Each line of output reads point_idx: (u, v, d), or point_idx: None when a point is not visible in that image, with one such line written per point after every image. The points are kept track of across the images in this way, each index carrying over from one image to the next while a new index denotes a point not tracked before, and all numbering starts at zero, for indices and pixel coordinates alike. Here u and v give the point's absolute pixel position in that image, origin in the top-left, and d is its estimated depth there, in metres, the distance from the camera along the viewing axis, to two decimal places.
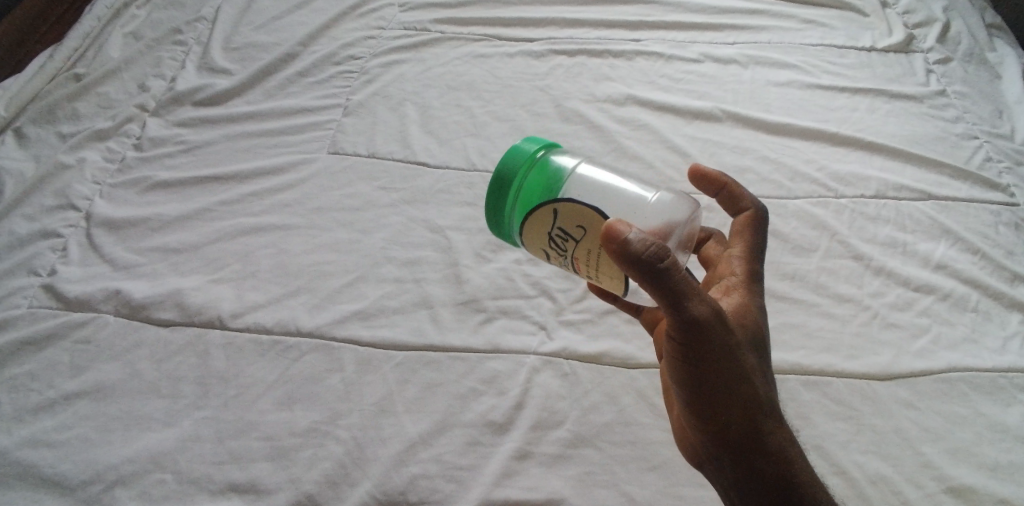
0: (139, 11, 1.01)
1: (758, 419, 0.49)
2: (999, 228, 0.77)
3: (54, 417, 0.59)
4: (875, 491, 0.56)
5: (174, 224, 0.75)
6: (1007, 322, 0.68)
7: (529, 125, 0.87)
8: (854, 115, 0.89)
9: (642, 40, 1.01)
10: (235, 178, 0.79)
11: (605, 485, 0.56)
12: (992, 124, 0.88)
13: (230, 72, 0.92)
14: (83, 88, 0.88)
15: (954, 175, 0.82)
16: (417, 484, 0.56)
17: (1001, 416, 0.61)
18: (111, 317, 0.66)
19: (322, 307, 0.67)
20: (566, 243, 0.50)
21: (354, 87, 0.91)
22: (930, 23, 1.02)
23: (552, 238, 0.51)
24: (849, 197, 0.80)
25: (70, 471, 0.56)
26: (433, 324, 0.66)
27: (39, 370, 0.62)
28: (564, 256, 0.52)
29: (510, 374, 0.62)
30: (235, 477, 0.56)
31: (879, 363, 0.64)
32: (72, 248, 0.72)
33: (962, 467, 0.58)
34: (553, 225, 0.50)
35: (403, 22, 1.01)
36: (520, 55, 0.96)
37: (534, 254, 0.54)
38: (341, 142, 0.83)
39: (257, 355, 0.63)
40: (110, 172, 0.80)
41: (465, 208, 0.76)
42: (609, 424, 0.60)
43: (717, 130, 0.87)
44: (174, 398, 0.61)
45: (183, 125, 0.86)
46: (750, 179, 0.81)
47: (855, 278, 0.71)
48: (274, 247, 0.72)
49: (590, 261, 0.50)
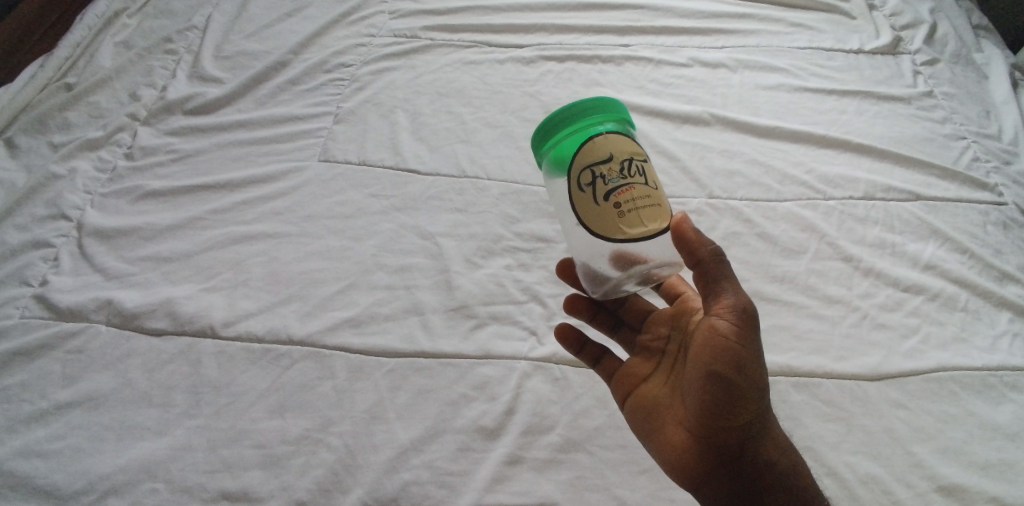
0: (131, 20, 1.02)
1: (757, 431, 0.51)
2: (988, 228, 0.77)
3: (48, 427, 0.59)
4: (865, 491, 0.57)
5: (166, 232, 0.75)
6: (996, 322, 0.68)
7: (520, 131, 0.87)
8: (842, 117, 0.90)
9: (631, 45, 1.01)
10: (226, 187, 0.80)
11: (596, 489, 0.57)
12: (980, 124, 0.89)
13: (221, 81, 0.92)
14: (75, 97, 0.88)
15: (942, 175, 0.83)
16: (409, 490, 0.56)
17: (990, 415, 0.62)
18: (103, 326, 0.66)
19: (314, 315, 0.67)
20: (621, 209, 0.50)
21: (346, 95, 0.91)
22: (917, 25, 1.03)
23: (613, 205, 0.50)
24: (838, 198, 0.80)
25: (64, 480, 0.56)
26: (424, 331, 0.66)
27: (32, 380, 0.62)
28: (615, 224, 0.50)
29: (501, 379, 0.62)
30: (229, 485, 0.56)
31: (870, 363, 0.65)
32: (64, 258, 0.72)
33: (952, 466, 0.58)
34: (610, 180, 0.50)
35: (394, 30, 1.01)
36: (510, 61, 0.97)
37: (597, 219, 0.50)
38: (333, 150, 0.84)
39: (249, 364, 0.63)
40: (101, 182, 0.80)
41: (456, 214, 0.77)
42: (599, 428, 0.60)
43: (707, 134, 0.88)
44: (167, 407, 0.61)
45: (175, 134, 0.86)
46: (739, 183, 0.82)
47: (845, 279, 0.72)
48: (266, 255, 0.72)
49: (631, 218, 0.50)
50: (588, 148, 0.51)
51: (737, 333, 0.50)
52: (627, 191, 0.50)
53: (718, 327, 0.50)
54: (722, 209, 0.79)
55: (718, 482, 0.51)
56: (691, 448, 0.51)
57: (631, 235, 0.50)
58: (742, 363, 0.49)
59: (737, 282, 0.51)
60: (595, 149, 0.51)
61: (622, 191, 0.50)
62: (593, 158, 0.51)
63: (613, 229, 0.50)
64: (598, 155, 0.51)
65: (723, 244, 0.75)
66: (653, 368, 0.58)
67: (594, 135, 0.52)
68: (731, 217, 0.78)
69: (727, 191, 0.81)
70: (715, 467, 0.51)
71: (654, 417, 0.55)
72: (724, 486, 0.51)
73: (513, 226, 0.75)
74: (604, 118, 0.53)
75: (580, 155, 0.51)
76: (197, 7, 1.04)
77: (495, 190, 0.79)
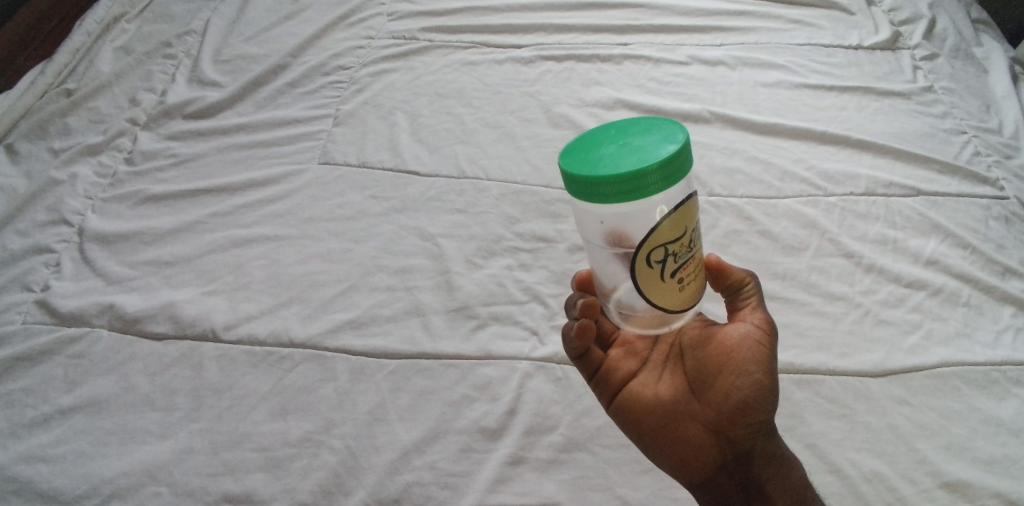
0: (130, 25, 1.02)
1: (768, 433, 0.53)
2: (990, 222, 0.77)
3: (50, 432, 0.60)
4: (870, 489, 0.57)
5: (168, 236, 0.75)
6: (998, 316, 0.68)
7: (519, 131, 0.87)
8: (843, 114, 0.90)
9: (630, 43, 1.01)
10: (227, 190, 0.80)
11: (600, 489, 0.56)
12: (980, 119, 0.89)
13: (221, 84, 0.93)
14: (75, 103, 0.88)
15: (943, 171, 0.82)
16: (411, 491, 0.56)
17: (996, 410, 0.61)
18: (106, 331, 0.66)
19: (315, 317, 0.67)
20: (680, 284, 0.50)
21: (345, 97, 0.91)
22: (917, 20, 1.03)
23: (676, 282, 0.49)
24: (839, 195, 0.80)
25: (65, 485, 0.56)
26: (425, 332, 0.66)
27: (35, 385, 0.62)
28: (674, 297, 0.50)
29: (502, 379, 0.62)
30: (230, 488, 0.56)
31: (872, 360, 0.64)
32: (65, 263, 0.72)
33: (957, 462, 0.58)
34: (677, 258, 0.48)
35: (392, 32, 1.01)
36: (508, 61, 0.97)
37: (658, 296, 0.50)
38: (333, 152, 0.84)
39: (251, 367, 0.63)
40: (102, 187, 0.80)
41: (456, 215, 0.77)
42: (602, 428, 0.59)
43: (707, 132, 0.88)
44: (170, 411, 0.61)
45: (176, 138, 0.86)
46: (740, 180, 0.82)
47: (846, 276, 0.72)
48: (267, 258, 0.72)
49: (688, 288, 0.51)
50: (665, 228, 0.46)
51: (772, 343, 0.54)
52: (687, 264, 0.49)
53: (756, 334, 0.54)
54: (722, 207, 0.79)
55: (727, 478, 0.52)
56: (709, 444, 0.53)
57: (687, 305, 0.52)
58: (770, 367, 0.52)
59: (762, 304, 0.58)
60: (671, 229, 0.46)
61: (686, 267, 0.49)
62: (668, 239, 0.46)
63: (672, 302, 0.51)
64: (675, 234, 0.46)
65: (724, 241, 0.75)
66: (640, 364, 0.57)
67: (670, 208, 0.45)
68: (731, 215, 0.78)
69: (727, 188, 0.81)
70: (727, 463, 0.52)
71: (662, 413, 0.54)
72: (732, 482, 0.53)
73: (514, 226, 0.75)
74: (660, 170, 0.42)
75: (655, 236, 0.46)
76: (196, 12, 1.04)
77: (495, 190, 0.79)
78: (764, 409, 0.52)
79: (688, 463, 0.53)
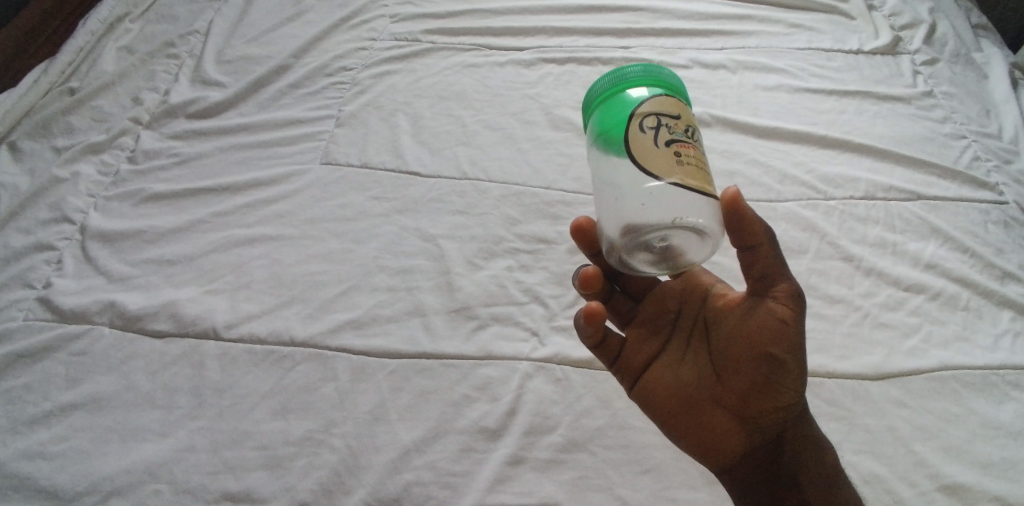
0: (133, 25, 1.02)
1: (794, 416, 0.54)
2: (989, 227, 0.77)
3: (50, 428, 0.60)
4: (869, 491, 0.57)
5: (170, 235, 0.75)
6: (997, 320, 0.69)
7: (520, 133, 0.87)
8: (843, 117, 0.90)
9: (631, 47, 1.02)
10: (229, 190, 0.80)
11: (600, 489, 0.57)
12: (980, 123, 0.89)
13: (223, 85, 0.93)
14: (78, 102, 0.89)
15: (943, 174, 0.83)
16: (411, 490, 0.56)
17: (993, 413, 0.62)
18: (107, 329, 0.66)
19: (316, 317, 0.67)
20: (673, 156, 0.48)
21: (347, 98, 0.91)
22: (916, 25, 1.03)
23: (665, 149, 0.48)
24: (839, 198, 0.80)
25: (66, 482, 0.56)
26: (426, 333, 0.66)
27: (36, 382, 0.62)
28: (665, 166, 0.47)
29: (502, 380, 0.63)
30: (231, 486, 0.57)
31: (872, 363, 0.65)
32: (67, 261, 0.72)
33: (955, 464, 0.58)
34: (670, 130, 0.49)
35: (395, 33, 1.02)
36: (510, 64, 0.97)
37: (648, 156, 0.48)
38: (335, 153, 0.84)
39: (252, 365, 0.64)
40: (103, 185, 0.80)
41: (457, 216, 0.77)
42: (602, 428, 0.60)
43: (707, 136, 0.87)
44: (170, 409, 0.61)
45: (177, 137, 0.86)
46: (740, 183, 0.82)
47: (846, 279, 0.72)
48: (268, 258, 0.73)
49: (683, 167, 0.48)
50: (655, 100, 0.50)
51: (798, 319, 0.51)
52: (684, 146, 0.49)
53: (778, 311, 0.51)
54: None
55: (754, 460, 0.54)
56: (734, 430, 0.54)
57: (686, 184, 0.47)
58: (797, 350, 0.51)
59: (786, 266, 0.52)
60: (662, 103, 0.50)
61: (684, 148, 0.49)
62: (660, 108, 0.50)
63: (663, 170, 0.47)
64: (669, 110, 0.50)
65: None
66: (661, 349, 0.59)
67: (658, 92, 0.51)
68: None
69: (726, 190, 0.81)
70: (753, 446, 0.54)
71: (685, 400, 0.55)
72: (759, 463, 0.54)
73: (514, 227, 0.76)
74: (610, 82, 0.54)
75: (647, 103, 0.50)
76: (199, 12, 1.04)
77: (495, 192, 0.79)
78: (784, 393, 0.51)
79: (714, 449, 0.54)
